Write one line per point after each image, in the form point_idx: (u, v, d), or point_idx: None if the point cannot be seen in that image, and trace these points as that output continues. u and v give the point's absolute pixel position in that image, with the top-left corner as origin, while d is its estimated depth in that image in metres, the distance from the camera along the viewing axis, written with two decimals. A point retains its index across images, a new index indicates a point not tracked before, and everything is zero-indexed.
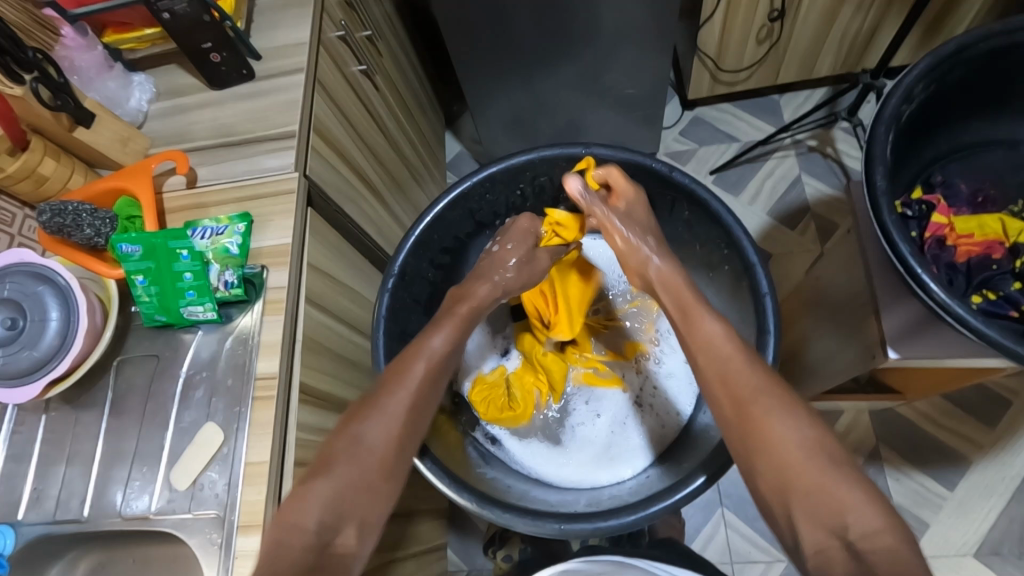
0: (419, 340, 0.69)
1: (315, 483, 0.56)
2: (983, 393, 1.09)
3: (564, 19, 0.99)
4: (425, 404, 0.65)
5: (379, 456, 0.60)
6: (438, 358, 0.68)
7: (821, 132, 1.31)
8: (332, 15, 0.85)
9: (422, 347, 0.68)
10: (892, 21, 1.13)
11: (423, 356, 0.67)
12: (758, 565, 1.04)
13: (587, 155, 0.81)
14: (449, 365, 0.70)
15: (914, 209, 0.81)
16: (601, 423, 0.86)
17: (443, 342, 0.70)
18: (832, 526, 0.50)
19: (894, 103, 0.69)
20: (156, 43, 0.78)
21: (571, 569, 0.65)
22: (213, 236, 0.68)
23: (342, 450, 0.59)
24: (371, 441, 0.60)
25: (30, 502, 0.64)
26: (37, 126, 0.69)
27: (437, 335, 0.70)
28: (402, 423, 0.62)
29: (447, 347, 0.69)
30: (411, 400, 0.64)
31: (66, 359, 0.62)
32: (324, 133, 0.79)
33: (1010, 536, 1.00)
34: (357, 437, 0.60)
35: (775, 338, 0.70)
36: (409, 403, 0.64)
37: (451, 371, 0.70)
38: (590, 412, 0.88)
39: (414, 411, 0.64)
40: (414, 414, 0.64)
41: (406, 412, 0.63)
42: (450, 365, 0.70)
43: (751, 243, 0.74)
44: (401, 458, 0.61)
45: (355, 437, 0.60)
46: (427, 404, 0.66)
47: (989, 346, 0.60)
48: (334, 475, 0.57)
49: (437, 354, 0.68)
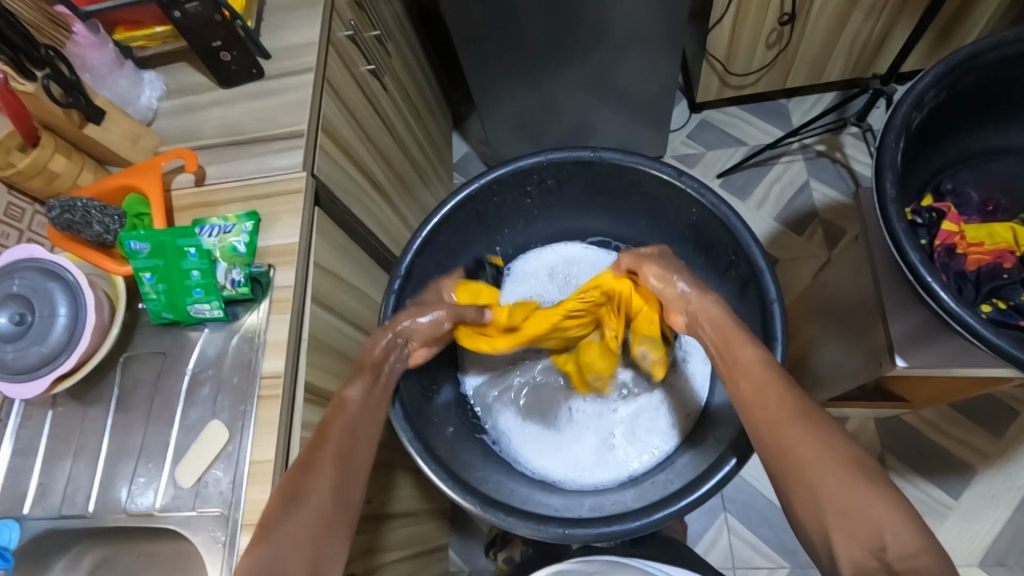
0: (335, 397, 0.65)
1: (257, 549, 0.51)
2: (989, 401, 1.08)
3: (574, 22, 0.99)
4: (356, 449, 0.61)
5: (316, 509, 0.55)
6: (356, 412, 0.63)
7: (829, 137, 1.30)
8: (342, 15, 0.85)
9: (340, 402, 0.64)
10: (904, 26, 1.13)
11: (341, 412, 0.63)
12: (760, 571, 1.03)
13: (594, 158, 0.81)
14: (374, 415, 0.65)
15: (924, 217, 0.80)
16: (607, 418, 0.85)
17: (360, 393, 0.65)
18: (846, 528, 0.47)
19: (904, 110, 0.69)
20: (167, 41, 0.78)
21: (564, 568, 0.67)
22: (221, 234, 0.69)
23: (277, 511, 0.54)
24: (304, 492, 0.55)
25: (36, 496, 0.65)
26: (48, 123, 0.70)
27: (354, 389, 0.65)
28: (334, 474, 0.57)
29: (365, 395, 0.65)
30: (340, 447, 0.59)
31: (74, 354, 0.63)
32: (331, 133, 0.79)
33: (1015, 547, 0.99)
34: (293, 494, 0.55)
35: (783, 344, 0.70)
36: (339, 450, 0.59)
37: (378, 421, 0.65)
38: (593, 408, 0.86)
39: (347, 458, 0.59)
40: (344, 461, 0.59)
41: (337, 461, 0.58)
42: (374, 415, 0.65)
43: (759, 249, 0.74)
44: (343, 507, 0.56)
45: (291, 495, 0.55)
46: (359, 449, 0.61)
47: (999, 356, 0.60)
48: (272, 538, 0.52)
49: (354, 404, 0.64)
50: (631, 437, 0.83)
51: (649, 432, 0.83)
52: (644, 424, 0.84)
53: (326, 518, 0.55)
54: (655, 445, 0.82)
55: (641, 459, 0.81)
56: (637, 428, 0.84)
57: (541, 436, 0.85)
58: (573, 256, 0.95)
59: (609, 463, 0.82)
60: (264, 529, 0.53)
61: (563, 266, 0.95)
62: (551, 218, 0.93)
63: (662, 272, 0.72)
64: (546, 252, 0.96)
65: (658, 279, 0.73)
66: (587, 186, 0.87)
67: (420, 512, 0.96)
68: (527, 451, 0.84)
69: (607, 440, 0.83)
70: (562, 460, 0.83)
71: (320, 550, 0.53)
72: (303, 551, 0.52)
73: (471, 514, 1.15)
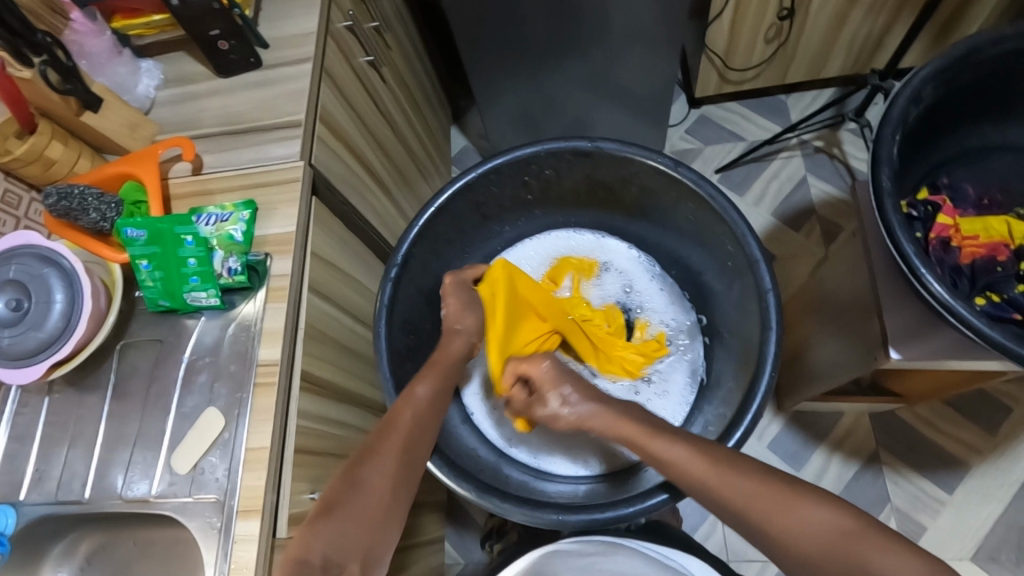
0: (405, 390, 0.67)
1: (320, 526, 0.53)
2: (984, 399, 1.09)
3: (574, 16, 0.99)
4: (420, 446, 0.63)
5: (376, 500, 0.56)
6: (425, 406, 0.66)
7: (827, 133, 1.31)
8: (342, 5, 0.84)
9: (408, 395, 0.66)
10: (903, 23, 1.13)
11: (409, 404, 0.65)
12: (755, 563, 1.04)
13: (593, 149, 0.81)
14: (438, 410, 0.67)
15: (920, 210, 0.80)
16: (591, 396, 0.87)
17: (429, 391, 0.67)
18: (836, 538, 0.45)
19: (901, 104, 0.69)
20: (165, 30, 0.78)
21: (562, 548, 0.71)
22: (218, 223, 0.68)
23: (340, 493, 0.56)
24: (370, 485, 0.57)
25: (32, 482, 0.65)
26: (44, 109, 0.69)
27: (423, 387, 0.67)
28: (398, 464, 0.60)
29: (433, 394, 0.67)
30: (404, 441, 0.61)
31: (70, 341, 0.63)
32: (329, 124, 0.79)
33: (1007, 543, 1.00)
34: (354, 481, 0.57)
35: (777, 335, 0.71)
36: (403, 445, 0.61)
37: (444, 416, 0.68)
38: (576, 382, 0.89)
39: (409, 453, 0.61)
40: (410, 454, 0.61)
41: (400, 458, 0.60)
42: (440, 410, 0.67)
43: (756, 240, 0.74)
44: (398, 501, 0.58)
45: (354, 481, 0.57)
46: (420, 449, 0.63)
47: (989, 347, 0.61)
48: (337, 517, 0.54)
49: (422, 401, 0.66)
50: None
51: None
52: None
53: (386, 510, 0.57)
54: None
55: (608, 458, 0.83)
56: None
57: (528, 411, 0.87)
58: (548, 245, 0.96)
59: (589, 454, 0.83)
60: (327, 509, 0.55)
61: (536, 259, 0.95)
62: (549, 210, 0.94)
63: (572, 397, 0.70)
64: (526, 245, 0.95)
65: (566, 403, 0.70)
66: (585, 177, 0.87)
67: (416, 504, 0.96)
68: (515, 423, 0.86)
69: None
70: (536, 444, 0.84)
71: (378, 539, 0.56)
72: (359, 539, 0.54)
73: (467, 507, 1.16)
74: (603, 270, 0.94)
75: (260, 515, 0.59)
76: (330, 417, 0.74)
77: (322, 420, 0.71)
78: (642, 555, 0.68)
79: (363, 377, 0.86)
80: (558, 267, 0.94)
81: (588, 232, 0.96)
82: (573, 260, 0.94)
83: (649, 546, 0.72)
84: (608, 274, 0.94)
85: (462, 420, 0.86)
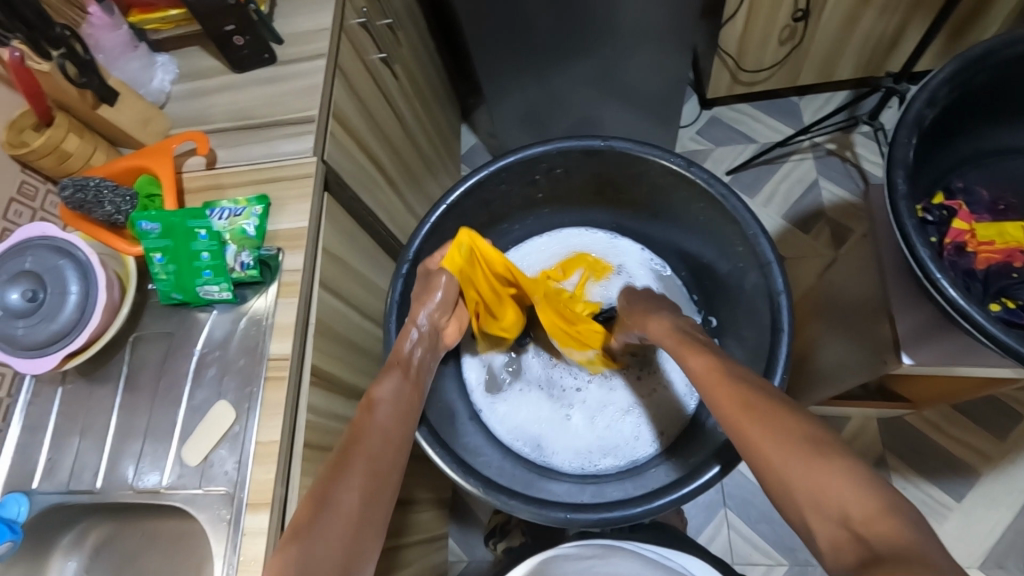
0: (364, 398, 0.67)
1: (292, 546, 0.52)
2: (994, 405, 1.08)
3: (586, 16, 0.99)
4: (384, 454, 0.62)
5: (348, 514, 0.56)
6: (386, 412, 0.65)
7: (840, 135, 1.30)
8: (355, 2, 0.85)
9: (367, 405, 0.65)
10: (918, 25, 1.12)
11: (369, 412, 0.64)
12: (759, 566, 1.04)
13: (605, 148, 0.80)
14: (402, 415, 0.67)
15: (935, 215, 0.79)
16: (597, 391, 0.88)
17: (387, 397, 0.67)
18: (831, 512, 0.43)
19: (917, 107, 0.69)
20: (179, 24, 0.79)
21: (560, 554, 0.70)
22: (231, 217, 0.69)
23: (309, 514, 0.54)
24: (342, 500, 0.56)
25: (44, 472, 0.66)
26: (63, 103, 0.71)
27: (382, 391, 0.67)
28: (365, 474, 0.59)
29: (394, 399, 0.67)
30: (367, 450, 0.61)
31: (84, 332, 0.63)
32: (341, 120, 0.79)
33: (1015, 549, 0.99)
34: (322, 499, 0.55)
35: (789, 337, 0.71)
36: (367, 455, 0.60)
37: (410, 421, 0.67)
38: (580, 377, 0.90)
39: (375, 462, 0.61)
40: (375, 461, 0.61)
41: (366, 469, 0.60)
42: (404, 415, 0.67)
43: (769, 242, 0.74)
44: (370, 512, 0.58)
45: (324, 498, 0.56)
46: (385, 457, 0.62)
47: (1001, 352, 0.60)
48: (309, 537, 0.53)
49: (383, 406, 0.66)
50: (613, 421, 0.86)
51: (630, 418, 0.86)
52: (645, 410, 0.86)
53: (359, 523, 0.56)
54: (636, 433, 0.85)
55: (614, 455, 0.84)
56: (623, 414, 0.87)
57: (538, 407, 0.88)
58: (558, 243, 0.96)
59: (596, 450, 0.84)
60: (298, 531, 0.53)
61: (546, 254, 0.96)
62: (559, 210, 0.94)
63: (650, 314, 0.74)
64: (534, 245, 0.96)
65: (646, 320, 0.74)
66: (595, 176, 0.87)
67: (420, 500, 0.97)
68: (524, 419, 0.87)
69: (592, 417, 0.87)
70: (544, 440, 0.85)
71: (356, 553, 0.55)
72: (336, 556, 0.53)
73: (472, 504, 1.16)
74: (617, 274, 0.94)
75: (269, 508, 0.59)
76: (338, 411, 0.74)
77: (330, 415, 0.72)
78: (639, 557, 0.68)
79: (370, 373, 0.86)
80: (573, 261, 0.94)
81: (601, 231, 0.96)
82: (589, 257, 0.94)
83: (652, 548, 0.72)
84: (619, 277, 0.93)
85: (470, 416, 0.87)
